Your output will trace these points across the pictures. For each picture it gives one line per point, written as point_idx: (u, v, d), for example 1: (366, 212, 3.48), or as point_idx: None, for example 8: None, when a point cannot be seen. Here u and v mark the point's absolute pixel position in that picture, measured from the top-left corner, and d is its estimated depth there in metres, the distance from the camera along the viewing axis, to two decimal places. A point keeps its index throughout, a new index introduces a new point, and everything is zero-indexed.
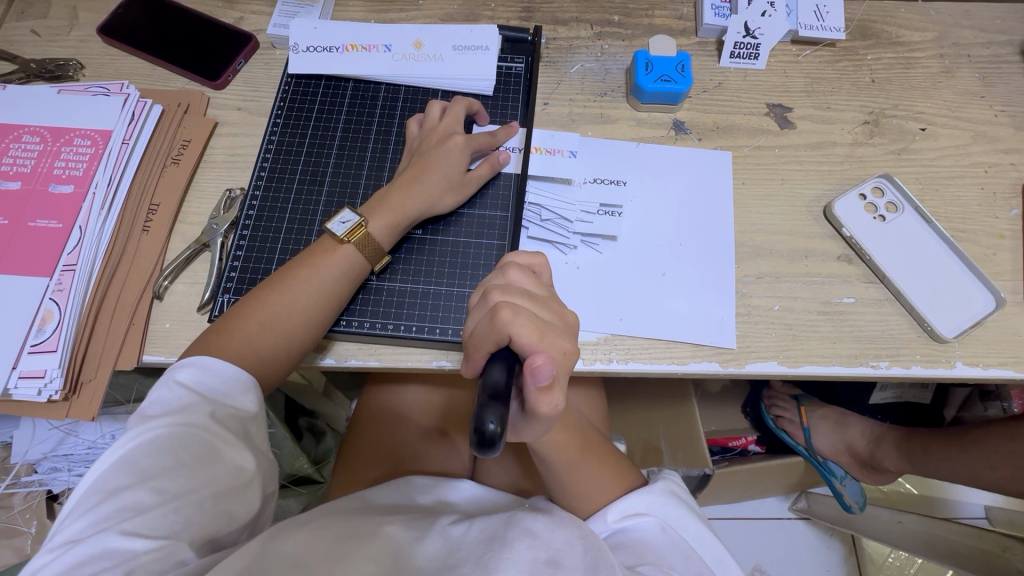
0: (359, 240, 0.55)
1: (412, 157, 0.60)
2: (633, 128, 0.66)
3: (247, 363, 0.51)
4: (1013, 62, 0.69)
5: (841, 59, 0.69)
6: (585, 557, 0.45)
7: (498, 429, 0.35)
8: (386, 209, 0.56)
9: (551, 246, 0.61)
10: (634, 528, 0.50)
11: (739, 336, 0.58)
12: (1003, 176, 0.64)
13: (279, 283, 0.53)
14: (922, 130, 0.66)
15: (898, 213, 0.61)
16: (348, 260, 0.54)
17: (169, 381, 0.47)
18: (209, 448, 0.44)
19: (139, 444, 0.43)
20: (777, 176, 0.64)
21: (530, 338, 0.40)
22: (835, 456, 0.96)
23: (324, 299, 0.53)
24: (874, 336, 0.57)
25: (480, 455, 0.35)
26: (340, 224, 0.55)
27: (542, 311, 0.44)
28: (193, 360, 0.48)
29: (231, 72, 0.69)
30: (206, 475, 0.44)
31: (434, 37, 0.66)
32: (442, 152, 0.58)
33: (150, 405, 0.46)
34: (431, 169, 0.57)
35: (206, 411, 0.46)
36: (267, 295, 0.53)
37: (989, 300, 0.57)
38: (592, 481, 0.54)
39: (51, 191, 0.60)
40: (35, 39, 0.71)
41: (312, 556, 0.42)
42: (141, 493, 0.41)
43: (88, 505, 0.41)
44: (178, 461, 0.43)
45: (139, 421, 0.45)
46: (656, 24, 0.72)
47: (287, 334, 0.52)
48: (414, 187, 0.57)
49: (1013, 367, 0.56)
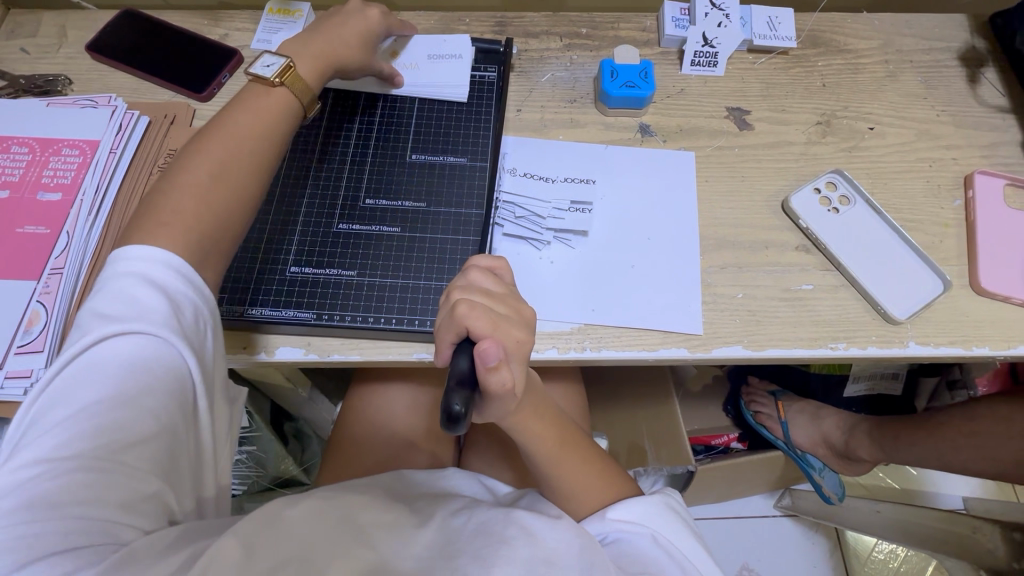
0: (289, 80, 0.57)
1: (320, 21, 0.63)
2: (602, 131, 0.70)
3: (186, 202, 0.49)
4: (951, 66, 0.74)
5: (794, 66, 0.74)
6: (580, 557, 0.47)
7: (463, 409, 0.38)
8: (309, 59, 0.59)
9: (526, 242, 0.64)
10: (628, 536, 0.51)
11: (706, 322, 0.61)
12: (946, 170, 0.68)
13: (218, 131, 0.54)
14: (871, 129, 0.71)
15: (850, 206, 0.65)
16: (282, 97, 0.57)
17: (127, 285, 0.45)
18: (182, 373, 0.44)
19: (104, 355, 0.43)
20: (738, 174, 0.68)
21: (486, 330, 0.43)
22: (812, 450, 0.99)
23: (264, 142, 0.55)
24: (832, 320, 0.61)
25: (447, 433, 0.38)
26: (265, 68, 0.57)
27: (499, 306, 0.46)
28: (143, 253, 0.46)
29: (216, 86, 0.72)
30: (178, 405, 0.44)
31: (410, 49, 0.71)
32: (355, 25, 0.63)
33: (109, 308, 0.44)
34: (342, 25, 0.62)
35: (171, 329, 0.44)
36: (196, 146, 0.53)
37: (938, 284, 0.62)
38: (589, 479, 0.57)
39: (39, 199, 0.62)
40: (25, 56, 0.74)
41: (310, 540, 0.43)
42: (113, 413, 0.41)
43: (56, 421, 0.40)
44: (151, 384, 0.43)
45: (101, 326, 0.44)
46: (621, 35, 0.76)
47: (237, 172, 0.53)
48: (331, 35, 0.61)
49: (962, 346, 0.59)
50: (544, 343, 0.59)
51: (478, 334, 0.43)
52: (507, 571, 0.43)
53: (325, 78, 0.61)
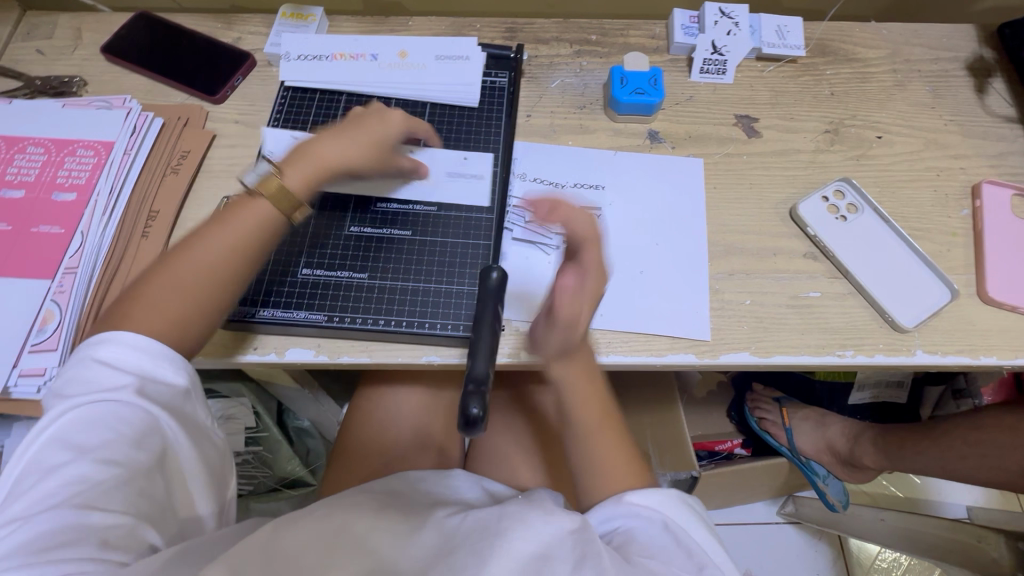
0: (270, 189, 0.53)
1: (343, 122, 0.61)
2: (611, 137, 0.70)
3: (155, 325, 0.48)
4: (959, 76, 0.75)
5: (802, 75, 0.75)
6: (576, 550, 0.45)
7: (481, 413, 0.42)
8: (306, 163, 0.55)
9: (535, 246, 0.64)
10: (640, 522, 0.49)
11: (713, 328, 0.61)
12: (954, 179, 0.69)
13: (199, 238, 0.52)
14: (879, 138, 0.71)
15: (858, 214, 0.65)
16: (262, 208, 0.53)
17: (89, 360, 0.47)
18: (155, 424, 0.46)
19: (74, 419, 0.45)
20: (746, 181, 0.68)
21: (580, 309, 0.53)
22: (817, 457, 0.99)
23: (244, 250, 0.52)
24: (840, 327, 0.61)
25: (469, 435, 0.42)
26: (256, 177, 0.55)
27: (586, 293, 0.54)
28: (104, 335, 0.48)
29: (229, 88, 0.72)
30: (149, 449, 0.45)
31: (418, 48, 0.71)
32: (370, 126, 0.59)
33: (70, 384, 0.46)
34: (355, 130, 0.59)
35: (137, 385, 0.47)
36: (179, 250, 0.51)
37: (944, 292, 0.62)
38: (610, 453, 0.55)
39: (54, 199, 0.63)
40: (40, 58, 0.75)
41: (304, 554, 0.43)
42: (85, 466, 0.43)
43: (32, 481, 0.42)
44: (118, 435, 0.44)
45: (65, 400, 0.46)
46: (631, 42, 0.77)
47: (210, 293, 0.51)
48: (335, 141, 0.57)
49: (969, 354, 0.60)
50: None
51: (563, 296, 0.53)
52: (501, 567, 0.43)
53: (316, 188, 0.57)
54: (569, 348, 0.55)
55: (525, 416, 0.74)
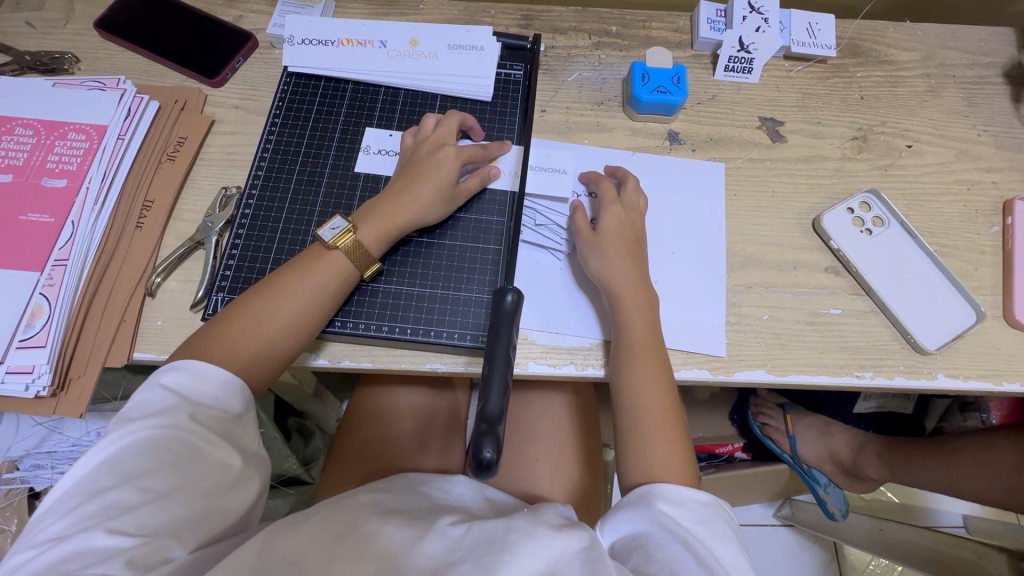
0: (348, 246, 0.54)
1: (405, 167, 0.60)
2: (629, 137, 0.67)
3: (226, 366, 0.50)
4: (995, 83, 0.71)
5: (832, 76, 0.71)
6: (584, 566, 0.44)
7: (493, 457, 0.41)
8: (377, 219, 0.56)
9: (546, 251, 0.62)
10: (663, 536, 0.45)
11: (729, 344, 0.59)
12: (984, 194, 0.66)
13: (271, 291, 0.53)
14: (909, 147, 0.68)
15: (884, 227, 0.63)
16: (339, 263, 0.54)
17: (152, 385, 0.47)
18: (198, 452, 0.45)
19: (119, 444, 0.44)
20: (768, 189, 0.65)
21: (635, 302, 0.55)
22: (819, 465, 0.96)
23: (311, 309, 0.53)
24: (860, 346, 0.59)
25: (474, 478, 0.41)
26: (329, 232, 0.55)
27: (642, 290, 0.56)
28: (177, 363, 0.48)
29: (229, 71, 0.69)
30: (191, 475, 0.44)
31: (430, 35, 0.66)
32: (434, 164, 0.58)
33: (131, 407, 0.46)
34: (421, 178, 0.58)
35: (186, 411, 0.45)
36: (255, 298, 0.52)
37: (970, 314, 0.59)
38: (659, 416, 0.52)
39: (44, 185, 0.60)
40: (30, 31, 0.71)
41: (309, 556, 0.43)
42: (125, 492, 0.42)
43: (71, 504, 0.41)
44: (162, 461, 0.43)
45: (122, 422, 0.45)
46: (653, 35, 0.73)
47: (276, 341, 0.52)
48: (405, 197, 0.57)
49: (991, 380, 0.58)
50: (560, 358, 0.57)
51: (611, 207, 0.59)
52: None
53: (390, 243, 0.57)
54: (611, 257, 0.57)
55: (528, 420, 0.72)
